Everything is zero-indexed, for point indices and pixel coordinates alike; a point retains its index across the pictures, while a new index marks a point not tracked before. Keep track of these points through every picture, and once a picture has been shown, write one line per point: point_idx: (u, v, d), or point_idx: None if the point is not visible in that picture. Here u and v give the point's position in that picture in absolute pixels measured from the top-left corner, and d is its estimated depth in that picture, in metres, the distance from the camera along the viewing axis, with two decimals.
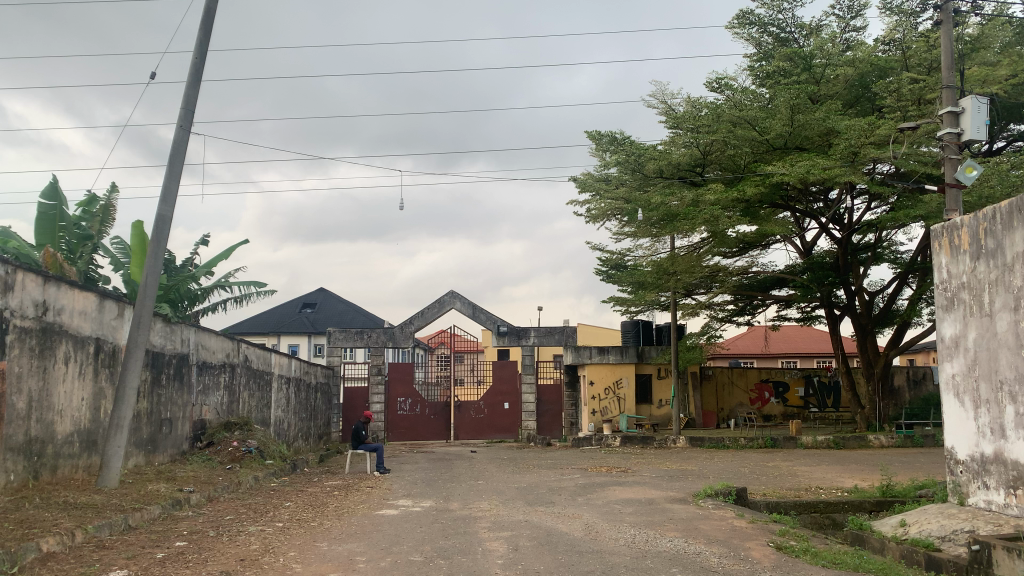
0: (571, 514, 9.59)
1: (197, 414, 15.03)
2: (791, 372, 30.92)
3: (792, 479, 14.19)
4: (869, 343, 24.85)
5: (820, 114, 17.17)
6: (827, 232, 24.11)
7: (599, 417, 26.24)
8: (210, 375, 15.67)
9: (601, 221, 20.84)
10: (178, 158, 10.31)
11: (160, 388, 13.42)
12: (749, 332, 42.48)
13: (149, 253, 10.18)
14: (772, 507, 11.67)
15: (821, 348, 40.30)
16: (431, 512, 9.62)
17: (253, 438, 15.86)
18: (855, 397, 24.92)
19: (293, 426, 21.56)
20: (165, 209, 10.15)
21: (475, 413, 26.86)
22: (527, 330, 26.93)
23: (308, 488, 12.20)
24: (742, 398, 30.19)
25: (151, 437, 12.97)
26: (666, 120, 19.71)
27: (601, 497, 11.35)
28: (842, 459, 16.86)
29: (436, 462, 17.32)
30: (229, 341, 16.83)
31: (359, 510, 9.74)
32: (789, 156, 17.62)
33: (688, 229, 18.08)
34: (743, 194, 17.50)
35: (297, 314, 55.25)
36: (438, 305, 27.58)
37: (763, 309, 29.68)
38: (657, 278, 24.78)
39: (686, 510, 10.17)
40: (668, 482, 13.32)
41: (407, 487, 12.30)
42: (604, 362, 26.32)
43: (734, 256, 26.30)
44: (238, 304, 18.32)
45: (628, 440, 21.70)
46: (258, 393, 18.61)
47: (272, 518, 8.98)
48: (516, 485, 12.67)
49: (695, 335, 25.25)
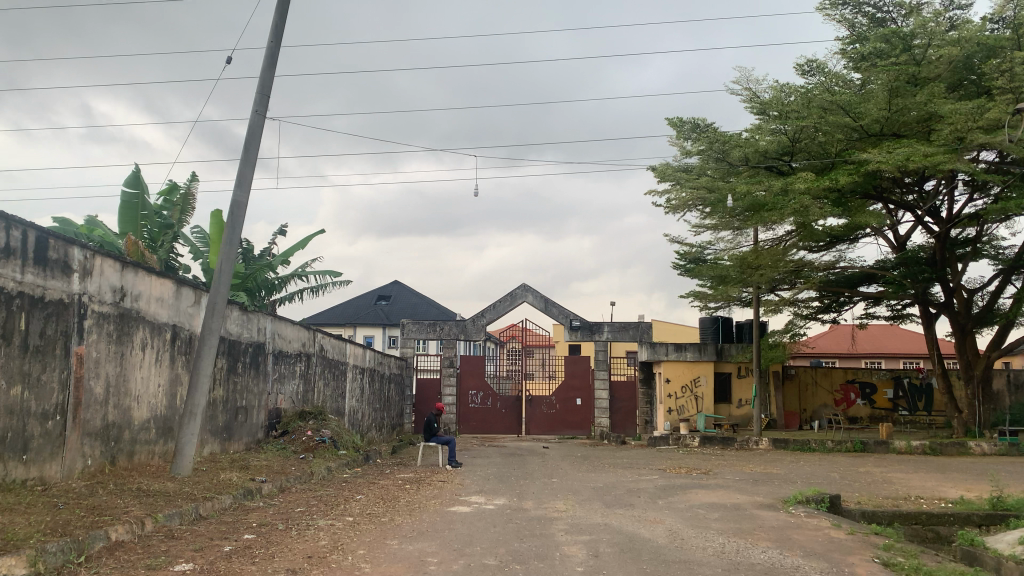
0: (652, 518, 9.05)
1: (272, 402, 15.07)
2: (880, 373, 29.42)
3: (888, 486, 13.27)
4: (969, 344, 23.31)
5: (921, 98, 16.09)
6: (923, 225, 22.72)
7: (675, 415, 25.30)
8: (286, 364, 15.71)
9: (681, 211, 20.15)
10: (253, 143, 10.18)
11: (236, 376, 13.44)
12: (833, 331, 40.81)
13: (224, 239, 10.06)
14: (869, 517, 10.87)
15: (911, 348, 38.37)
16: (504, 511, 9.22)
17: (327, 428, 15.81)
18: (951, 400, 23.45)
19: (367, 416, 21.55)
20: (240, 195, 10.04)
21: (547, 408, 26.44)
22: (601, 325, 26.34)
23: (381, 481, 11.98)
24: (827, 400, 28.91)
25: (227, 425, 13.01)
26: (752, 107, 18.81)
27: (683, 500, 10.76)
28: (942, 467, 15.76)
29: (509, 457, 16.98)
30: (305, 331, 16.85)
31: (431, 506, 9.43)
32: (886, 142, 16.56)
33: (775, 220, 17.22)
34: (834, 183, 16.50)
35: (372, 306, 55.93)
36: (511, 298, 27.24)
37: (850, 306, 28.33)
38: (740, 272, 23.84)
39: (776, 517, 9.50)
40: (753, 486, 12.62)
41: (480, 483, 11.96)
42: (681, 359, 25.44)
43: (821, 250, 25.12)
44: (314, 294, 18.36)
45: (708, 440, 20.91)
46: (333, 383, 18.63)
47: (343, 512, 8.74)
48: (592, 484, 12.20)
49: (778, 334, 24.20)
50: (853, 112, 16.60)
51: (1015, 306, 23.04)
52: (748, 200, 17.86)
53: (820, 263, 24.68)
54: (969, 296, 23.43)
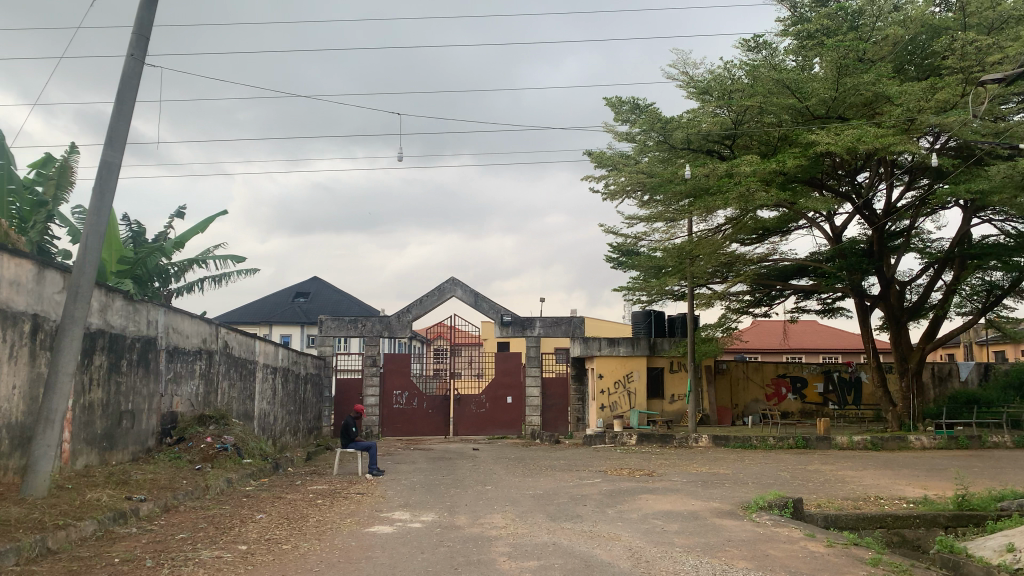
0: (607, 534, 7.77)
1: (167, 405, 13.25)
2: (809, 367, 29.18)
3: (843, 486, 12.44)
4: (903, 338, 23.04)
5: (870, 78, 15.40)
6: (860, 216, 22.33)
7: (608, 412, 24.34)
8: (183, 362, 13.88)
9: (619, 197, 19.07)
10: (127, 92, 8.45)
11: (120, 376, 11.60)
12: (761, 327, 40.79)
13: (90, 208, 8.24)
14: (834, 522, 9.92)
15: (836, 343, 38.65)
16: (433, 531, 7.78)
17: (230, 433, 14.03)
18: (885, 394, 23.04)
19: (280, 420, 19.71)
20: (110, 154, 8.31)
21: (476, 408, 25.06)
22: (532, 320, 25.15)
23: (288, 495, 10.35)
24: (758, 395, 28.53)
25: (107, 432, 11.18)
26: (693, 88, 17.84)
27: (634, 509, 9.55)
28: (891, 464, 15.12)
29: (436, 462, 15.53)
30: (206, 326, 15.02)
31: (346, 527, 7.91)
32: (832, 124, 15.85)
33: (719, 205, 16.30)
34: (782, 166, 15.65)
35: (290, 303, 53.49)
36: (437, 292, 25.77)
37: (781, 300, 27.97)
38: (677, 263, 22.98)
39: (743, 528, 8.37)
40: (705, 489, 11.56)
41: (404, 495, 10.48)
42: (613, 354, 24.49)
43: (754, 242, 24.56)
44: (216, 284, 16.49)
45: (646, 438, 19.90)
46: (240, 384, 16.80)
47: (235, 538, 7.16)
48: (531, 492, 10.91)
49: (711, 328, 23.48)
50: (800, 91, 15.91)
51: (946, 298, 22.81)
52: (691, 185, 16.87)
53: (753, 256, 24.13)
54: (901, 289, 23.14)
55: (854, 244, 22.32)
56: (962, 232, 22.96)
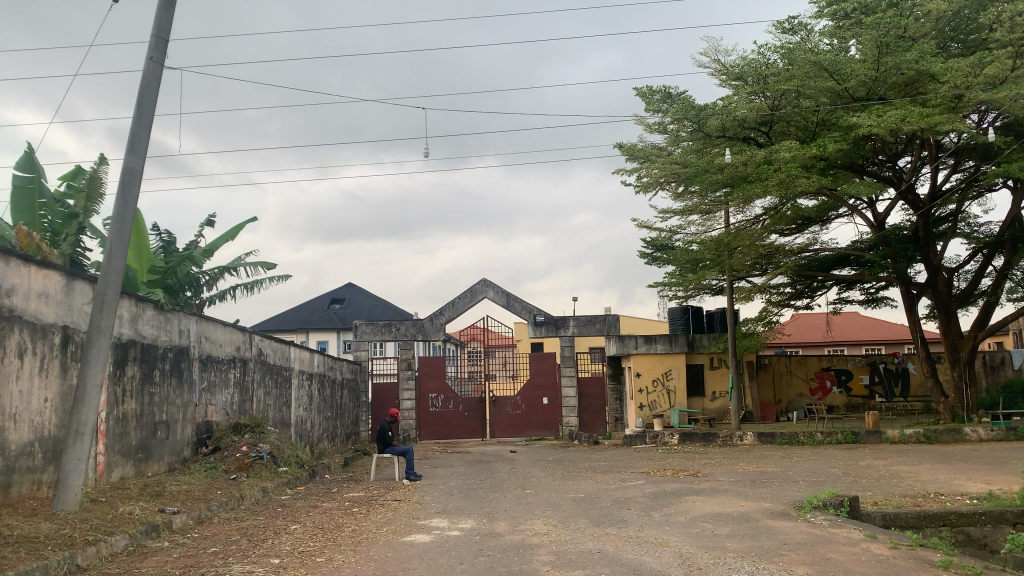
0: (655, 540, 7.39)
1: (202, 415, 13.14)
2: (855, 359, 28.37)
3: (899, 482, 11.89)
4: (954, 326, 22.19)
5: (913, 56, 14.80)
6: (905, 201, 21.59)
7: (647, 411, 23.85)
8: (217, 371, 13.77)
9: (652, 189, 18.62)
10: (147, 97, 8.28)
11: (154, 386, 11.50)
12: (802, 319, 39.92)
13: (114, 215, 8.08)
14: (893, 521, 9.42)
15: (881, 333, 37.67)
16: (472, 540, 7.47)
17: (266, 441, 13.89)
18: (936, 385, 22.25)
19: (317, 426, 19.59)
20: (132, 159, 8.15)
21: (511, 409, 24.74)
22: (566, 319, 24.73)
23: (323, 504, 10.13)
24: (802, 389, 27.82)
25: (142, 444, 11.06)
26: (727, 74, 17.33)
27: (681, 512, 9.15)
28: (948, 457, 14.47)
29: (474, 466, 15.23)
30: (239, 333, 14.91)
31: (382, 536, 7.63)
32: (873, 106, 15.30)
33: (758, 194, 15.81)
34: (822, 151, 15.12)
35: (325, 310, 53.74)
36: (470, 294, 25.51)
37: (822, 291, 27.24)
38: (715, 255, 22.41)
39: (798, 530, 7.93)
40: (753, 489, 11.11)
41: (442, 501, 10.20)
42: (651, 352, 23.98)
43: (793, 233, 23.90)
44: (248, 291, 16.39)
45: (688, 436, 19.41)
46: (275, 391, 16.68)
47: (268, 552, 6.91)
48: (572, 496, 10.55)
49: (752, 322, 23.18)
50: (838, 73, 15.39)
51: (998, 284, 21.95)
52: (727, 174, 16.37)
53: (793, 247, 23.49)
54: (949, 276, 22.32)
55: (899, 230, 21.59)
56: (1013, 214, 22.07)
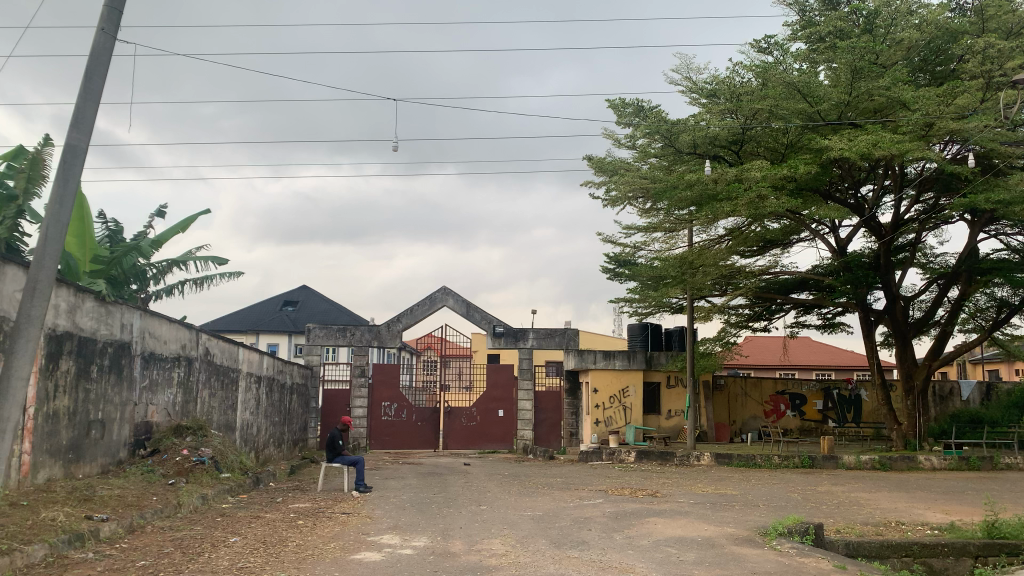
0: (620, 565, 7.00)
1: (141, 415, 12.42)
2: (809, 384, 28.49)
3: (860, 509, 11.72)
4: (910, 354, 22.35)
5: (884, 82, 14.88)
6: (866, 228, 21.72)
7: (603, 428, 23.58)
8: (160, 370, 13.05)
9: (620, 204, 18.38)
10: (95, 70, 7.69)
11: (89, 383, 10.77)
12: (758, 343, 40.21)
13: (52, 194, 7.43)
14: (855, 550, 9.19)
15: (835, 359, 38.11)
16: (426, 559, 6.98)
17: (208, 445, 13.19)
18: (890, 412, 22.40)
19: (263, 431, 18.84)
20: (76, 136, 7.54)
21: (465, 421, 24.17)
22: (525, 331, 24.37)
23: (267, 514, 9.54)
24: (756, 411, 27.84)
25: (73, 444, 10.33)
26: (700, 92, 17.20)
27: (643, 534, 8.78)
28: (905, 486, 14.41)
29: (426, 478, 14.72)
30: (186, 331, 14.20)
31: (329, 553, 7.10)
32: (845, 130, 15.29)
33: (727, 212, 15.65)
34: (792, 172, 15.04)
35: (278, 312, 52.57)
36: (428, 302, 24.99)
37: (780, 314, 27.34)
38: (679, 273, 22.18)
39: (765, 558, 7.62)
40: (714, 512, 10.81)
41: (393, 515, 9.69)
42: (609, 368, 23.77)
43: (755, 255, 23.91)
44: (198, 287, 15.67)
45: (645, 455, 19.14)
46: (221, 393, 15.96)
47: (204, 567, 6.35)
48: (529, 513, 10.14)
49: (710, 342, 23.09)
50: (811, 95, 15.38)
51: (953, 315, 22.18)
52: (697, 192, 16.19)
53: (754, 268, 23.45)
54: (906, 304, 22.50)
55: (860, 256, 21.75)
56: (969, 247, 22.37)
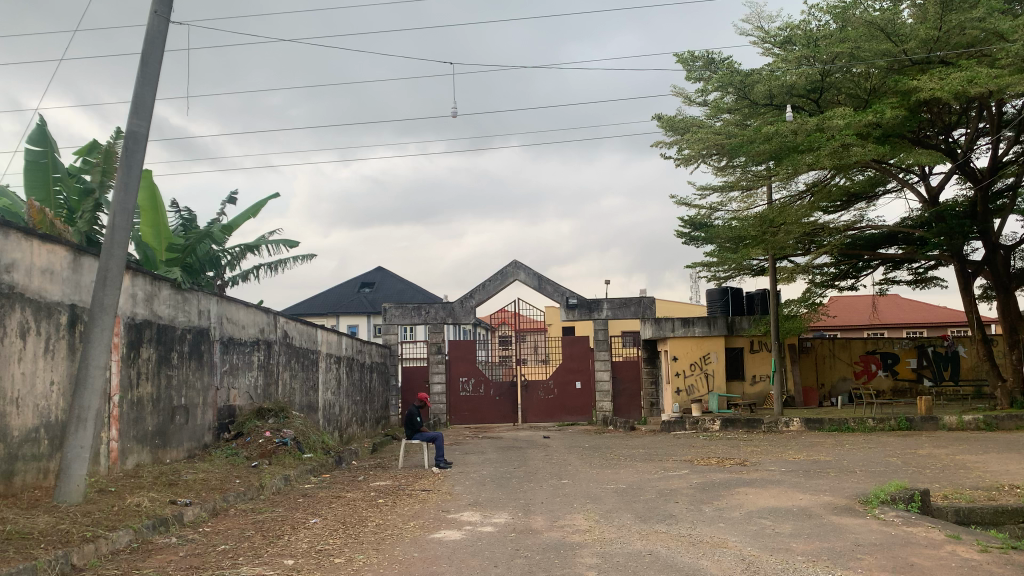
0: (711, 540, 6.60)
1: (223, 399, 12.60)
2: (902, 342, 27.15)
3: (968, 473, 10.97)
4: (1013, 306, 20.97)
5: (978, 14, 13.76)
6: (961, 174, 20.35)
7: (685, 396, 22.97)
8: (240, 354, 13.22)
9: (694, 163, 17.70)
10: (152, 55, 7.62)
11: (171, 369, 10.95)
12: (846, 302, 38.69)
13: (117, 182, 7.46)
14: (966, 517, 8.54)
15: (930, 316, 36.34)
16: (506, 537, 6.74)
17: (290, 427, 13.33)
18: (992, 368, 21.11)
19: (345, 410, 19.06)
20: (136, 123, 7.53)
21: (544, 394, 23.99)
22: (599, 302, 23.94)
23: (347, 494, 9.51)
24: (846, 373, 26.76)
25: (159, 429, 10.53)
26: (774, 41, 16.31)
27: (734, 506, 8.35)
28: (1017, 446, 13.48)
29: (506, 453, 14.56)
30: (263, 315, 14.35)
31: (408, 533, 6.95)
32: (936, 69, 14.24)
33: (810, 165, 14.84)
34: (879, 118, 14.16)
35: (355, 293, 53.47)
36: (500, 276, 24.80)
37: (868, 272, 26.08)
38: (760, 232, 21.30)
39: (869, 529, 7.09)
40: (808, 480, 10.27)
41: (473, 492, 9.52)
42: (689, 335, 23.07)
43: (838, 210, 22.78)
44: (273, 271, 15.84)
45: (731, 422, 18.54)
46: (302, 375, 16.14)
47: (283, 550, 6.28)
48: (613, 487, 9.83)
49: (794, 304, 22.18)
50: (896, 34, 14.40)
51: None
52: (776, 145, 15.36)
53: (839, 225, 22.41)
54: (1006, 253, 21.07)
55: (954, 206, 20.34)
56: None
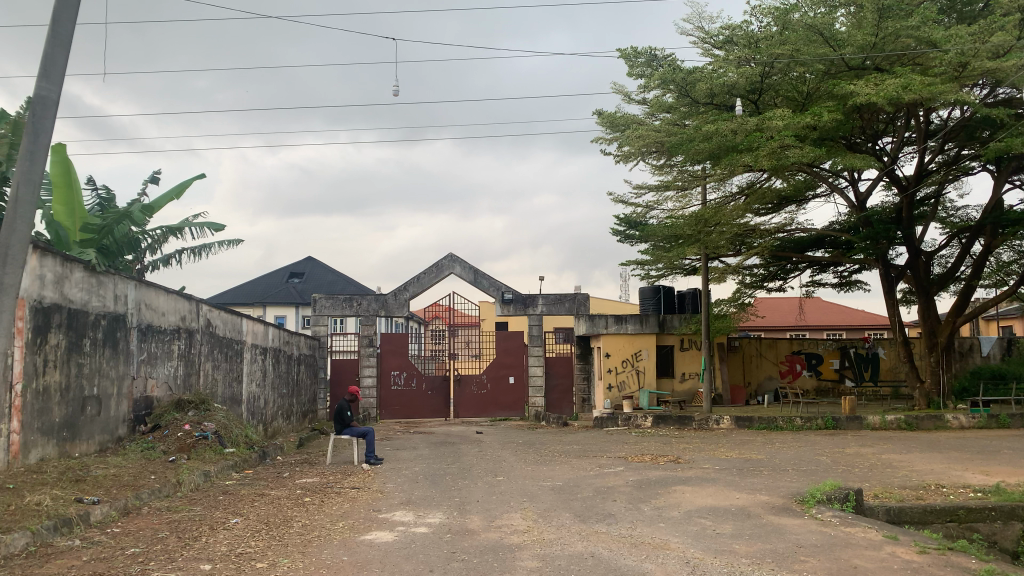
0: (653, 541, 6.42)
1: (140, 389, 11.89)
2: (825, 343, 27.86)
3: (895, 472, 11.17)
4: (933, 310, 21.67)
5: (913, 23, 14.09)
6: (888, 181, 20.89)
7: (617, 393, 23.02)
8: (159, 342, 12.50)
9: (633, 160, 17.67)
10: (65, 15, 6.99)
11: (83, 357, 10.23)
12: (772, 304, 39.62)
13: (23, 151, 6.81)
14: (897, 516, 8.62)
15: (852, 319, 37.52)
16: (442, 539, 6.42)
17: (212, 420, 12.69)
18: (912, 369, 21.81)
19: (271, 403, 18.36)
20: (46, 87, 6.88)
21: (476, 389, 23.69)
22: (535, 298, 23.74)
23: (271, 492, 9.03)
24: (772, 372, 27.32)
25: (68, 421, 9.82)
26: (716, 41, 16.39)
27: (673, 505, 8.22)
28: (938, 446, 13.88)
29: (438, 448, 14.22)
30: (185, 302, 13.62)
31: (337, 534, 6.56)
32: (871, 75, 14.52)
33: (748, 164, 14.95)
34: (817, 120, 14.36)
35: (283, 283, 52.11)
36: (435, 269, 24.37)
37: (796, 274, 26.64)
38: (694, 231, 21.43)
39: (809, 530, 7.05)
40: (743, 478, 10.26)
41: (406, 490, 9.15)
42: (621, 332, 23.15)
43: (770, 213, 23.16)
44: (196, 257, 15.08)
45: (663, 420, 18.61)
46: (225, 366, 15.43)
47: (200, 553, 5.82)
48: (549, 484, 9.61)
49: (725, 303, 22.48)
50: (834, 39, 14.63)
51: (977, 268, 21.30)
52: (716, 145, 15.42)
53: (770, 227, 22.78)
54: (928, 259, 21.77)
55: (881, 211, 20.92)
56: (994, 198, 21.52)
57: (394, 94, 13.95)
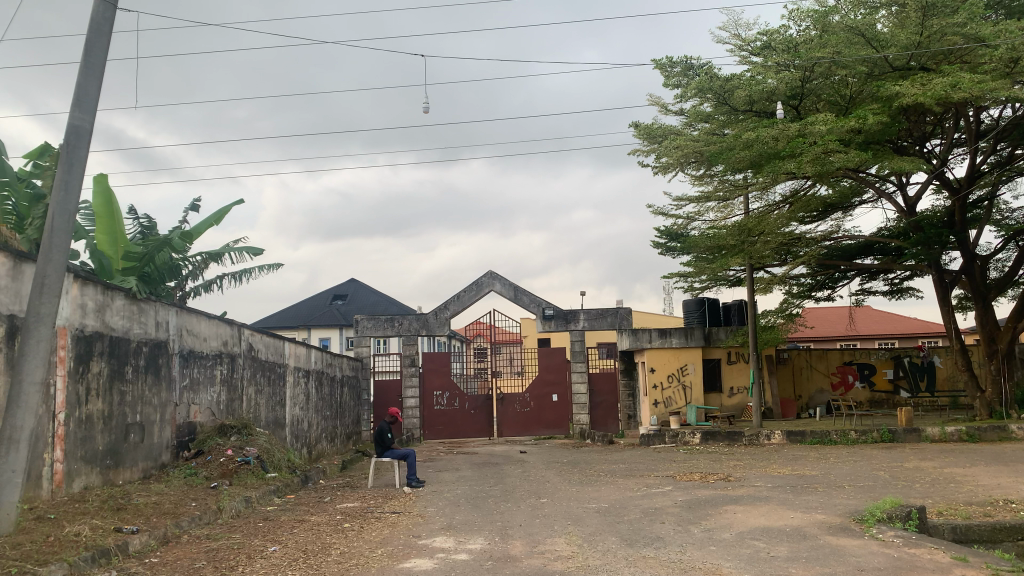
0: (703, 566, 6.11)
1: (183, 416, 11.92)
2: (878, 353, 27.01)
3: (959, 487, 10.64)
4: (991, 316, 20.86)
5: (959, 19, 13.62)
6: (938, 184, 20.22)
7: (663, 409, 22.56)
8: (201, 368, 12.54)
9: (672, 171, 17.37)
10: (97, 44, 7.08)
11: (125, 385, 10.27)
12: (822, 315, 38.67)
13: (58, 181, 6.86)
14: (963, 534, 8.14)
15: (905, 328, 36.39)
16: (483, 566, 6.20)
17: (254, 445, 12.68)
18: (971, 378, 20.95)
19: (314, 426, 18.35)
20: (79, 116, 6.94)
21: (520, 407, 23.46)
22: (576, 313, 23.47)
23: (312, 518, 8.92)
24: (823, 384, 26.55)
25: (111, 449, 9.85)
26: (753, 48, 16.08)
27: (724, 526, 7.88)
28: (1003, 458, 13.22)
29: (481, 469, 14.00)
30: (226, 327, 13.67)
31: (375, 562, 6.39)
32: (917, 74, 14.05)
33: (790, 171, 14.56)
34: (861, 124, 13.93)
35: (327, 306, 52.59)
36: (475, 287, 24.27)
37: (845, 282, 25.93)
38: (738, 241, 20.99)
39: (869, 551, 6.67)
40: (797, 496, 9.85)
41: (447, 514, 8.95)
42: (666, 346, 22.73)
43: (815, 220, 22.60)
44: (236, 282, 15.19)
45: (711, 436, 18.13)
46: (268, 389, 15.46)
47: None
48: (594, 506, 9.31)
49: (771, 314, 21.93)
50: (876, 40, 14.20)
51: None
52: (756, 152, 15.06)
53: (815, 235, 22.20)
54: (983, 263, 20.99)
55: (931, 215, 20.27)
56: None
57: (426, 110, 13.91)
